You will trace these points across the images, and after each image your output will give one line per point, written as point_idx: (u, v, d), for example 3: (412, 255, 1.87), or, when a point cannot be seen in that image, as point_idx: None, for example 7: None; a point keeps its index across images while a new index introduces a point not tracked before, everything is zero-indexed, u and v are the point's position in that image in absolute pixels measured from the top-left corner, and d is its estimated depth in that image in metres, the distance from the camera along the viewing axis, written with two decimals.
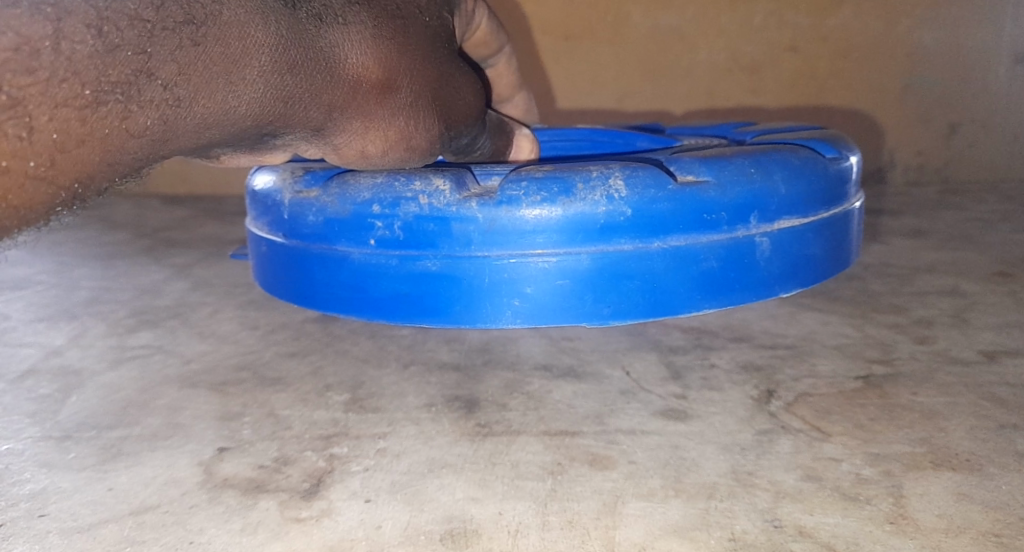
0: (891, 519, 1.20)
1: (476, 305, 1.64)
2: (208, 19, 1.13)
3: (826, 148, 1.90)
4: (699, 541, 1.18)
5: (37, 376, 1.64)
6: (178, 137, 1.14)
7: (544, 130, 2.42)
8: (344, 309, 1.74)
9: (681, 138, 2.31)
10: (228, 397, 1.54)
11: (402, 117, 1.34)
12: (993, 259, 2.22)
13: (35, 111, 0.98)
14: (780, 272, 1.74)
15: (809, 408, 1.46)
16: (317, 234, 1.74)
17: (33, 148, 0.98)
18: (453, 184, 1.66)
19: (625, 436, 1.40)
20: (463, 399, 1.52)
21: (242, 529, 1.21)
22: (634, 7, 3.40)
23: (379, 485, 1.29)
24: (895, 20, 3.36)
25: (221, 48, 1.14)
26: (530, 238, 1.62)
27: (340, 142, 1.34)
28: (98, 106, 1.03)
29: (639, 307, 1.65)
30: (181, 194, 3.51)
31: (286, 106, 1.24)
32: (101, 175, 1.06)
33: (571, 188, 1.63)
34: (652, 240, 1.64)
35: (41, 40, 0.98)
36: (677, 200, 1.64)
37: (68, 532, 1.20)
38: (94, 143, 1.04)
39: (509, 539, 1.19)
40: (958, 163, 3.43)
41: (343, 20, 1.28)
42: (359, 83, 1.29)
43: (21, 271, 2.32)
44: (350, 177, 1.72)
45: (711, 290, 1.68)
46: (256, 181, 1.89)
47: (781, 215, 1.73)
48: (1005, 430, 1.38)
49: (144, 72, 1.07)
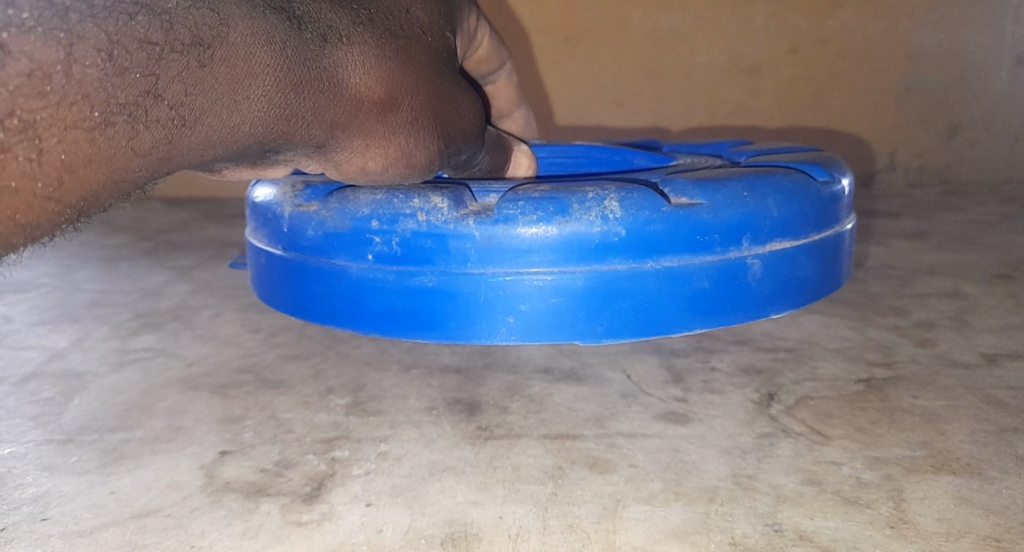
0: (891, 523, 1.20)
1: (470, 322, 1.65)
2: (216, 41, 1.11)
3: (818, 171, 1.88)
4: (700, 545, 1.18)
5: (39, 379, 1.64)
6: (182, 155, 1.12)
7: (543, 146, 2.42)
8: (339, 321, 1.74)
9: (677, 155, 2.31)
10: (229, 400, 1.54)
11: (403, 135, 1.30)
12: (994, 262, 2.22)
13: (44, 133, 0.96)
14: (771, 293, 1.73)
15: (810, 411, 1.46)
16: (316, 247, 1.74)
17: (41, 169, 0.97)
18: (451, 201, 1.66)
19: (625, 440, 1.40)
20: (464, 403, 1.52)
21: (242, 533, 1.21)
22: (635, 8, 3.40)
23: (379, 489, 1.29)
24: (896, 22, 3.36)
25: (226, 69, 1.12)
26: (526, 257, 1.63)
27: (341, 159, 1.30)
28: (106, 127, 1.02)
29: (632, 325, 1.65)
30: (183, 197, 3.52)
31: (289, 124, 1.21)
32: (108, 193, 1.04)
33: (567, 208, 1.63)
34: (646, 260, 1.64)
35: (53, 65, 0.97)
36: (670, 222, 1.65)
37: (70, 536, 1.21)
38: (102, 163, 1.03)
39: (509, 543, 1.19)
40: (960, 164, 3.44)
41: (347, 40, 1.25)
42: (362, 102, 1.26)
43: (24, 274, 2.32)
44: (350, 193, 1.73)
45: (703, 310, 1.68)
46: (257, 194, 1.90)
47: (773, 237, 1.73)
48: (1006, 434, 1.38)
49: (151, 94, 1.06)
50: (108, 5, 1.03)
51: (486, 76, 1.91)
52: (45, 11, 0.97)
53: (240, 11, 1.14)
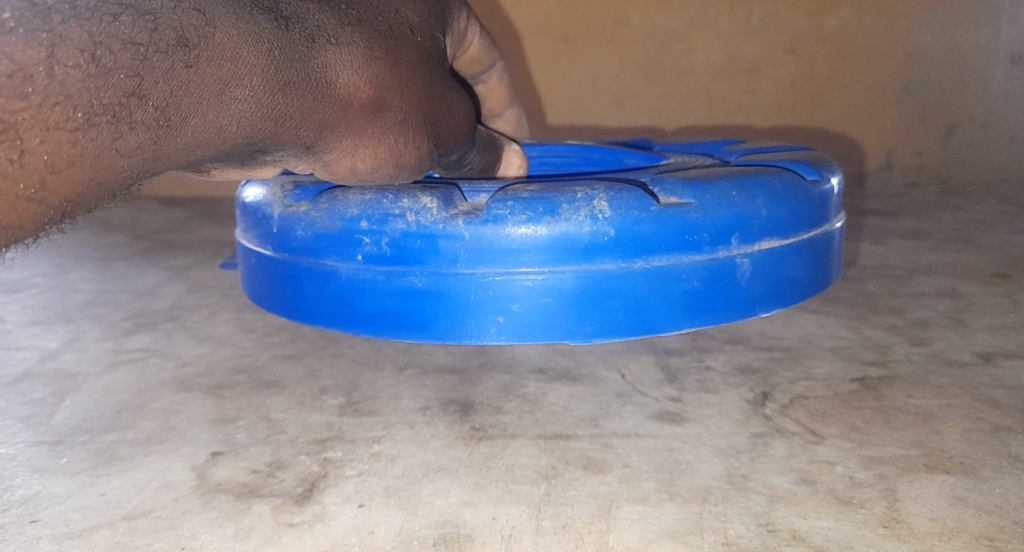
0: (885, 523, 1.20)
1: (460, 322, 1.64)
2: (201, 42, 1.10)
3: (808, 170, 1.88)
4: (693, 545, 1.17)
5: (32, 380, 1.64)
6: (168, 155, 1.11)
7: (535, 146, 2.42)
8: (330, 323, 1.73)
9: (670, 155, 2.31)
10: (223, 401, 1.54)
11: (392, 135, 1.31)
12: (989, 260, 2.22)
13: (26, 134, 0.94)
14: (761, 293, 1.72)
15: (804, 411, 1.46)
16: (306, 248, 1.73)
17: (23, 170, 0.94)
18: (440, 202, 1.66)
19: (619, 439, 1.40)
20: (458, 403, 1.52)
21: (234, 535, 1.21)
22: (631, 7, 3.39)
23: (373, 489, 1.29)
24: (893, 20, 3.36)
25: (213, 70, 1.11)
26: (516, 257, 1.62)
27: (330, 159, 1.31)
28: (89, 128, 1.00)
29: (622, 324, 1.65)
30: (178, 196, 3.51)
31: (277, 124, 1.21)
32: (92, 194, 1.02)
33: (556, 208, 1.63)
34: (635, 260, 1.64)
35: (35, 66, 0.95)
36: (660, 222, 1.64)
37: (60, 538, 1.20)
38: (86, 164, 1.01)
39: (502, 543, 1.19)
40: (956, 163, 3.44)
41: (335, 40, 1.25)
42: (350, 102, 1.26)
43: (18, 274, 2.32)
44: (340, 193, 1.73)
45: (693, 310, 1.67)
46: (247, 193, 1.89)
47: (762, 237, 1.72)
48: (1000, 433, 1.38)
49: (135, 94, 1.04)
50: (90, 5, 1.02)
51: (481, 75, 1.91)
52: (27, 13, 0.95)
53: (226, 12, 1.14)
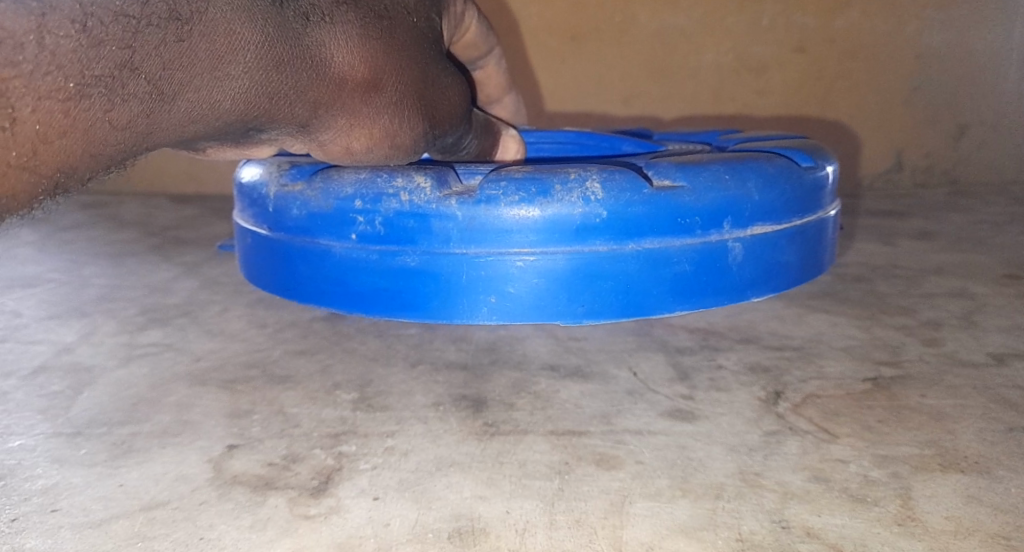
0: (899, 521, 1.20)
1: (452, 302, 1.66)
2: (194, 16, 1.13)
3: (802, 157, 1.89)
4: (706, 541, 1.18)
5: (48, 373, 1.65)
6: (162, 129, 1.15)
7: (531, 133, 2.41)
8: (324, 301, 1.75)
9: (666, 143, 2.31)
10: (238, 395, 1.54)
11: (386, 116, 1.35)
12: (1001, 262, 2.22)
13: (17, 103, 0.98)
14: (752, 278, 1.74)
15: (816, 409, 1.46)
16: (300, 227, 1.75)
17: (15, 139, 0.98)
18: (433, 181, 1.67)
19: (631, 436, 1.40)
20: (471, 399, 1.52)
21: (251, 526, 1.21)
22: (641, 7, 3.39)
23: (387, 483, 1.29)
24: (903, 21, 3.36)
25: (205, 44, 1.15)
26: (509, 237, 1.63)
27: (326, 138, 1.35)
28: (81, 99, 1.04)
29: (612, 306, 1.66)
30: (189, 191, 3.55)
31: (272, 101, 1.25)
32: (85, 165, 1.07)
33: (548, 189, 1.64)
34: (627, 242, 1.65)
35: (26, 34, 0.97)
36: (652, 204, 1.65)
37: (80, 527, 1.21)
38: (78, 135, 1.05)
39: (516, 537, 1.19)
40: (968, 164, 3.44)
41: (330, 19, 1.28)
42: (345, 81, 1.30)
43: (32, 269, 2.33)
44: (334, 172, 1.73)
45: (683, 293, 1.69)
46: (243, 173, 1.90)
47: (754, 221, 1.73)
48: (1014, 433, 1.38)
49: (128, 66, 1.08)
50: None
51: (480, 60, 1.91)
52: None
53: None
